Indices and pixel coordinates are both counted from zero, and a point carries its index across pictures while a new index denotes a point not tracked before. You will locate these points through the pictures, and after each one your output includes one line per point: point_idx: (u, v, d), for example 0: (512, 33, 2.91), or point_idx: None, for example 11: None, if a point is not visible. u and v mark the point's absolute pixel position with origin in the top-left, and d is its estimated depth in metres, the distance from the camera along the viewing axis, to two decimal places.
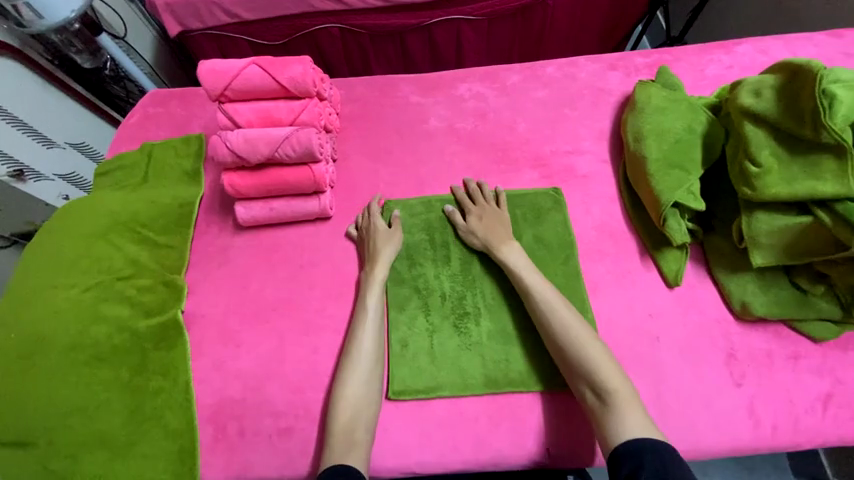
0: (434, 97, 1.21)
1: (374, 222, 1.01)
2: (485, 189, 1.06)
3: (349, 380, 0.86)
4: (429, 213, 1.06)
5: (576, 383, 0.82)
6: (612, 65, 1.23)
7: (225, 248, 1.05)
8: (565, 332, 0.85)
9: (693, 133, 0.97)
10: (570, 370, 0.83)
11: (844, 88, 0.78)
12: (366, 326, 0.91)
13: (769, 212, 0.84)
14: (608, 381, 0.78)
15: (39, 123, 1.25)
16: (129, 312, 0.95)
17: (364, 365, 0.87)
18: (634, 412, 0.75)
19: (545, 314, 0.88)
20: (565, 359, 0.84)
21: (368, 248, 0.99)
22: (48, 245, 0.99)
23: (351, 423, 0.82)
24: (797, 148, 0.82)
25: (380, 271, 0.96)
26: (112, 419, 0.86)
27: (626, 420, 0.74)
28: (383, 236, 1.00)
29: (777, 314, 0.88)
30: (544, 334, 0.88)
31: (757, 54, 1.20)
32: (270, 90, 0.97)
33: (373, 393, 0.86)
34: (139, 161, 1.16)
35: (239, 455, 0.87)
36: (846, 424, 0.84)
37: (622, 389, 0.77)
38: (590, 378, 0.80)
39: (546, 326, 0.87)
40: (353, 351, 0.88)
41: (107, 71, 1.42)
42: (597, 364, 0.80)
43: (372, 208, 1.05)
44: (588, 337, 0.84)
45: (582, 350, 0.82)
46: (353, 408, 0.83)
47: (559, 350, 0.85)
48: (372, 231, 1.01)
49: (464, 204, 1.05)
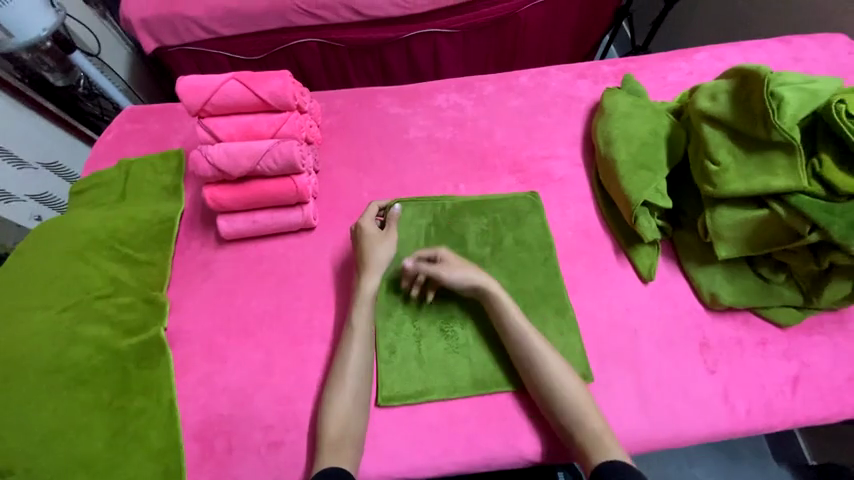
0: (413, 107, 1.25)
1: (366, 222, 1.00)
2: (428, 257, 0.97)
3: (338, 390, 0.86)
4: (423, 217, 1.07)
5: (549, 403, 0.84)
6: (581, 73, 1.29)
7: (208, 262, 1.05)
8: (539, 357, 0.86)
9: (658, 136, 1.03)
10: (544, 394, 0.85)
11: (789, 91, 0.85)
12: (357, 337, 0.90)
13: (730, 207, 0.89)
14: (582, 402, 0.83)
15: (11, 143, 1.23)
16: (109, 332, 0.93)
17: (353, 375, 0.87)
18: (605, 428, 0.81)
19: (521, 339, 0.88)
20: (538, 381, 0.86)
21: (360, 249, 0.98)
22: (22, 267, 0.97)
23: (342, 434, 0.82)
24: (751, 147, 0.88)
25: (372, 273, 0.96)
26: (93, 443, 0.84)
27: (599, 435, 0.80)
28: (377, 238, 0.99)
29: (743, 302, 0.93)
30: (518, 360, 0.88)
31: (713, 61, 1.29)
32: (250, 104, 0.98)
33: (362, 402, 0.86)
34: (116, 178, 1.15)
35: (227, 472, 0.85)
36: (812, 403, 0.89)
37: (593, 408, 0.83)
38: (566, 401, 0.83)
39: (520, 351, 0.88)
40: (340, 361, 0.88)
41: (80, 89, 1.42)
42: (572, 386, 0.84)
43: (369, 209, 1.04)
44: (556, 358, 0.88)
45: (557, 374, 0.85)
46: (344, 418, 0.83)
47: (534, 374, 0.86)
48: (363, 231, 0.99)
49: (419, 276, 0.95)
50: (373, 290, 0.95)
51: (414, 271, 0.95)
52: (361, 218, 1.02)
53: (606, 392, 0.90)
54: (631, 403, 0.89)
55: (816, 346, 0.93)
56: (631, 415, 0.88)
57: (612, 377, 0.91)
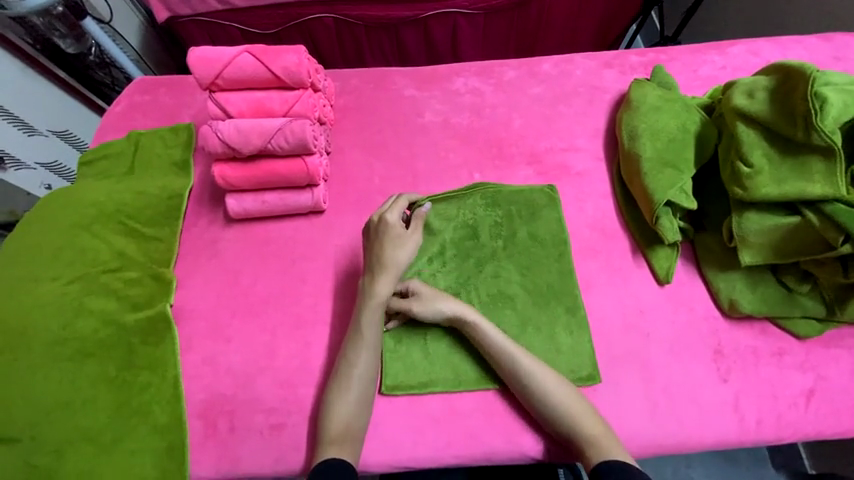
0: (430, 90, 1.20)
1: (388, 215, 0.94)
2: (398, 294, 0.94)
3: (345, 375, 0.85)
4: (460, 215, 1.03)
5: (542, 413, 0.83)
6: (607, 62, 1.23)
7: (215, 241, 1.03)
8: (527, 371, 0.84)
9: (687, 133, 0.98)
10: (538, 402, 0.83)
11: (834, 91, 0.80)
12: (367, 327, 0.88)
13: (759, 212, 0.84)
14: (577, 409, 0.81)
15: (20, 109, 1.21)
16: (115, 306, 0.92)
17: (361, 361, 0.86)
18: (605, 431, 0.79)
19: (506, 356, 0.86)
20: (529, 392, 0.84)
21: (376, 246, 0.92)
22: (30, 236, 0.96)
23: (345, 420, 0.82)
24: (787, 149, 0.82)
25: (385, 277, 0.91)
26: (98, 415, 0.85)
27: (598, 439, 0.77)
28: (398, 241, 0.93)
29: (762, 310, 0.90)
30: (507, 379, 0.86)
31: (749, 56, 1.22)
32: (262, 80, 0.95)
33: (367, 390, 0.85)
34: (126, 150, 1.13)
35: (229, 451, 0.86)
36: (826, 419, 0.86)
37: (590, 412, 0.81)
38: (561, 409, 0.81)
39: (508, 371, 0.86)
40: (346, 348, 0.87)
41: (91, 57, 1.37)
42: (565, 393, 0.83)
43: (396, 201, 0.97)
44: (543, 369, 0.85)
45: (547, 383, 0.83)
46: (347, 406, 0.83)
47: (524, 386, 0.84)
48: (389, 225, 0.93)
49: (392, 310, 0.93)
50: (387, 294, 0.91)
51: (388, 305, 0.92)
52: (385, 209, 0.96)
53: (613, 394, 0.88)
54: (639, 408, 0.87)
55: (835, 361, 0.89)
56: (637, 419, 0.86)
57: (621, 380, 0.89)
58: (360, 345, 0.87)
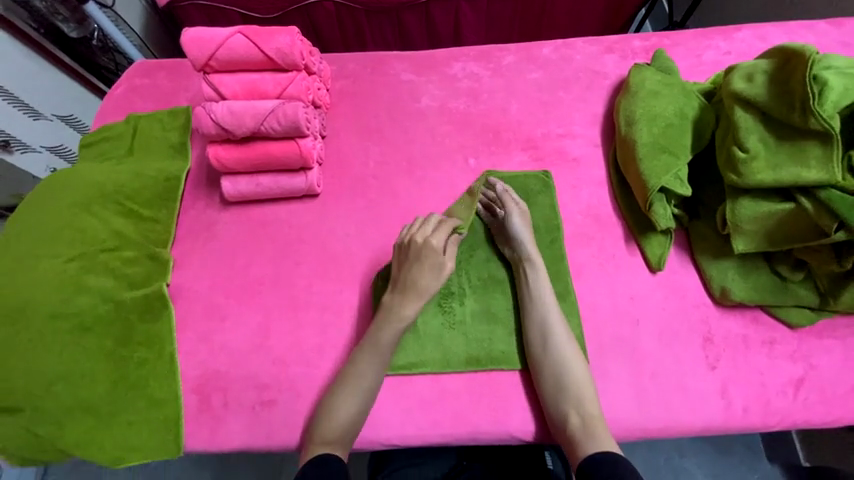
0: (427, 75, 1.19)
1: (429, 240, 0.90)
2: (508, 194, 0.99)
3: (349, 376, 0.85)
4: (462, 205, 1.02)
5: (548, 385, 0.84)
6: (608, 47, 1.21)
7: (211, 223, 1.05)
8: (562, 344, 0.86)
9: (685, 118, 0.96)
10: (552, 372, 0.84)
11: (835, 74, 0.77)
12: (374, 344, 0.87)
13: (753, 198, 0.83)
14: (585, 387, 0.83)
15: (22, 93, 1.22)
16: (113, 283, 0.95)
17: (368, 365, 0.86)
18: (601, 417, 0.81)
19: (542, 316, 0.88)
20: (545, 359, 0.85)
21: (411, 268, 0.90)
22: (32, 214, 0.98)
23: (348, 417, 0.83)
24: (784, 134, 0.81)
25: (412, 302, 0.89)
26: (96, 388, 0.88)
27: (594, 424, 0.80)
28: (428, 269, 0.90)
29: (754, 298, 0.89)
30: (532, 339, 0.88)
31: (755, 41, 1.19)
32: (255, 61, 0.95)
33: (371, 394, 0.85)
34: (124, 132, 1.14)
35: (222, 425, 0.88)
36: (814, 407, 0.86)
37: (594, 394, 0.83)
38: (570, 384, 0.83)
39: (538, 329, 0.88)
40: (359, 349, 0.88)
41: (95, 41, 1.39)
42: (582, 374, 0.84)
43: (440, 223, 0.94)
44: (568, 341, 0.86)
45: (569, 359, 0.84)
46: (345, 409, 0.83)
47: (546, 351, 0.86)
48: (435, 250, 0.90)
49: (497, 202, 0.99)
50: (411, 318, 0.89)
51: (498, 197, 0.99)
52: (430, 231, 0.92)
53: (599, 379, 0.89)
54: (624, 393, 0.88)
55: (827, 351, 0.89)
56: (623, 403, 0.87)
57: (608, 366, 0.89)
58: (373, 349, 0.86)
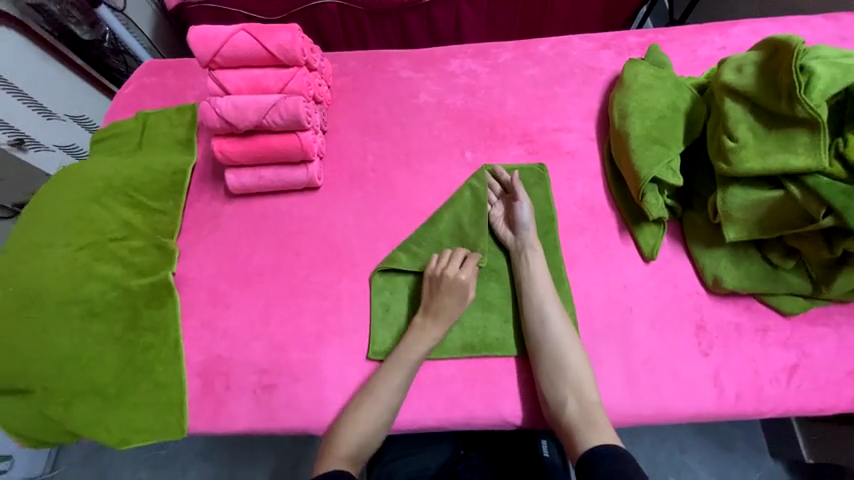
0: (426, 72, 1.22)
1: (456, 275, 0.93)
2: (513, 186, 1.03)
3: (374, 390, 0.86)
4: (462, 198, 1.04)
5: (547, 372, 0.85)
6: (604, 44, 1.23)
7: (216, 215, 1.08)
8: (561, 333, 0.87)
9: (677, 110, 0.98)
10: (550, 358, 0.85)
11: (822, 64, 0.79)
12: (403, 364, 0.87)
13: (743, 187, 0.85)
14: (583, 374, 0.84)
15: (37, 94, 1.27)
16: (121, 271, 0.98)
17: (395, 382, 0.86)
18: (599, 404, 0.82)
19: (540, 304, 0.90)
20: (543, 346, 0.87)
21: (437, 301, 0.92)
22: (45, 206, 1.03)
23: (367, 432, 0.83)
24: (773, 122, 0.82)
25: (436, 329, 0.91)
26: (104, 371, 0.91)
27: (593, 411, 0.81)
28: (454, 301, 0.92)
29: (746, 286, 0.90)
30: (531, 326, 0.89)
31: (750, 36, 1.20)
32: (258, 57, 0.98)
33: (391, 410, 0.85)
34: (133, 128, 1.19)
35: (224, 409, 0.91)
36: (807, 395, 0.87)
37: (591, 381, 0.84)
38: (568, 370, 0.84)
39: (536, 316, 0.89)
40: (386, 366, 0.88)
41: (106, 44, 1.44)
42: (580, 361, 0.85)
43: (467, 258, 0.96)
44: (566, 328, 0.88)
45: (567, 346, 0.86)
46: (363, 427, 0.83)
47: (544, 338, 0.87)
48: (463, 285, 0.93)
49: (506, 189, 1.04)
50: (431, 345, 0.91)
51: (509, 185, 1.04)
52: (458, 266, 0.95)
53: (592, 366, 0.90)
54: (617, 379, 0.89)
55: (821, 339, 0.89)
56: (616, 389, 0.88)
57: (601, 353, 0.91)
58: (399, 368, 0.87)
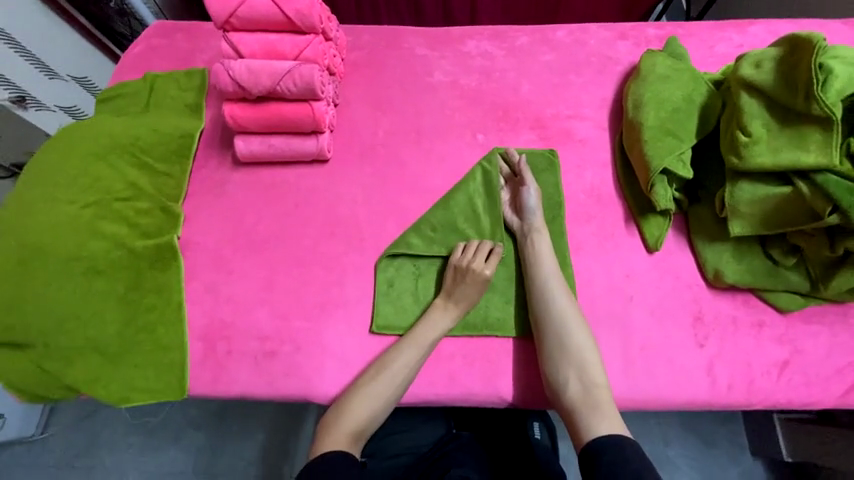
0: (441, 51, 1.21)
1: (479, 267, 0.93)
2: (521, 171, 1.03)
3: (387, 368, 0.87)
4: (473, 180, 1.04)
5: (551, 352, 0.86)
6: (622, 34, 1.22)
7: (222, 181, 1.07)
8: (566, 314, 0.88)
9: (691, 103, 0.98)
10: (554, 339, 0.87)
11: (840, 63, 0.79)
12: (414, 343, 0.89)
13: (751, 182, 0.85)
14: (588, 355, 0.85)
15: (39, 51, 1.24)
16: (126, 231, 0.98)
17: (406, 360, 0.87)
18: (605, 385, 0.83)
19: (545, 286, 0.91)
20: (548, 327, 0.88)
21: (460, 290, 0.93)
22: (50, 162, 1.01)
23: (373, 411, 0.84)
24: (787, 119, 0.83)
25: (453, 312, 0.92)
26: (106, 329, 0.91)
27: (597, 392, 0.82)
28: (475, 290, 0.93)
29: (746, 281, 0.92)
30: (536, 308, 0.90)
31: (768, 35, 1.20)
32: (275, 21, 0.96)
33: (400, 388, 0.86)
34: (141, 89, 1.17)
35: (225, 373, 0.92)
36: (796, 388, 0.89)
37: (597, 362, 0.85)
38: (573, 351, 0.85)
39: (541, 298, 0.90)
40: (397, 345, 0.90)
41: (112, 4, 1.43)
42: (585, 342, 0.86)
43: (491, 252, 0.96)
44: (572, 310, 0.89)
45: (572, 327, 0.87)
46: (370, 406, 0.84)
47: (549, 319, 0.88)
48: (487, 279, 0.93)
49: (515, 173, 1.04)
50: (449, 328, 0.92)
51: (516, 169, 1.04)
52: (484, 260, 0.94)
53: None
54: (614, 365, 0.91)
55: (814, 336, 0.91)
56: (612, 374, 0.90)
57: (600, 339, 0.92)
58: (414, 349, 0.89)
